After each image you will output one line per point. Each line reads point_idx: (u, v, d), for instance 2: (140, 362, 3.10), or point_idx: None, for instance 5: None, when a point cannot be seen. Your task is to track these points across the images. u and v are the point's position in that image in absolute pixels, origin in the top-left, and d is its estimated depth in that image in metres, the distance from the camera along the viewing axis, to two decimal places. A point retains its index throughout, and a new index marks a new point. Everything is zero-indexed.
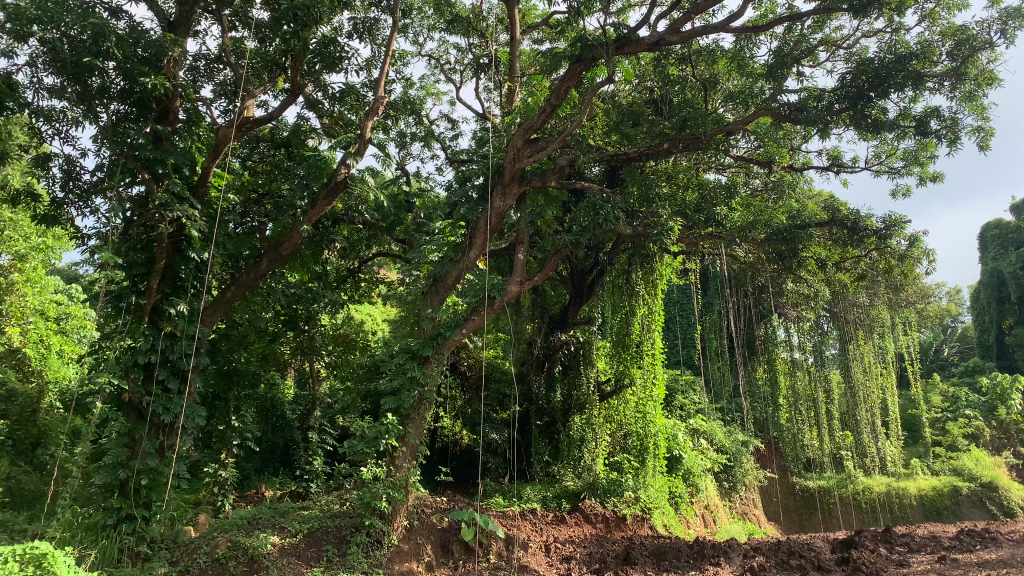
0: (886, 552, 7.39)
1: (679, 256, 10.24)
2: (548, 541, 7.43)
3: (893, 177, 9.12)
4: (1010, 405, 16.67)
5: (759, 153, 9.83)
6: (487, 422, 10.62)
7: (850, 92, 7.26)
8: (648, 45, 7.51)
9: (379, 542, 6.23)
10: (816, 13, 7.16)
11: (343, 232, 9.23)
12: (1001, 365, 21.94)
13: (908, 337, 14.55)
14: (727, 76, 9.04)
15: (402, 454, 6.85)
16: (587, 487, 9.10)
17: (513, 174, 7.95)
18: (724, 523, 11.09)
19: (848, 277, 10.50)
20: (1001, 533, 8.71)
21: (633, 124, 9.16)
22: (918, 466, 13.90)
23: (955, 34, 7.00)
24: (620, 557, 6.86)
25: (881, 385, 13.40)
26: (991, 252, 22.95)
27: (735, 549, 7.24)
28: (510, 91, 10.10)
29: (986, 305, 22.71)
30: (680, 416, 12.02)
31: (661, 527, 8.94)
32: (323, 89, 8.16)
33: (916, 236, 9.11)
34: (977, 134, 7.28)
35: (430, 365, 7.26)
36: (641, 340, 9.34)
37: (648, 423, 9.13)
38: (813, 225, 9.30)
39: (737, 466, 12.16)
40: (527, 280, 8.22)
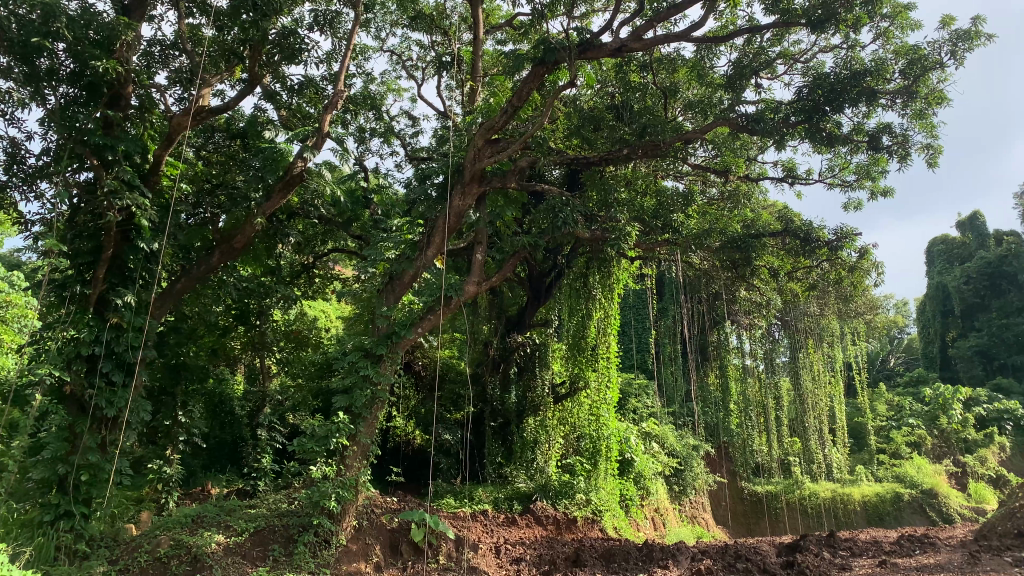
0: (830, 556, 7.52)
1: (636, 260, 10.30)
2: (499, 543, 7.39)
3: (846, 190, 9.32)
4: (950, 414, 17.15)
5: (717, 161, 9.94)
6: (440, 422, 10.56)
7: (806, 105, 7.36)
8: (610, 51, 7.57)
9: (327, 542, 6.14)
10: (775, 27, 7.28)
11: (298, 227, 9.10)
12: (943, 376, 22.57)
13: (855, 346, 14.88)
14: (687, 84, 9.11)
15: (353, 454, 6.77)
16: (538, 489, 9.09)
17: (473, 173, 7.93)
18: (674, 527, 11.18)
19: (799, 287, 10.70)
20: (940, 538, 8.95)
21: (594, 128, 9.16)
22: (862, 473, 14.22)
23: (907, 53, 7.19)
24: (570, 560, 6.87)
25: (829, 393, 13.66)
26: (936, 267, 23.75)
27: (684, 551, 7.30)
28: (472, 90, 10.06)
29: (931, 317, 23.32)
30: (633, 420, 12.09)
31: (611, 529, 9.03)
32: (282, 81, 8.05)
33: (866, 248, 9.32)
34: (927, 151, 7.48)
35: (384, 364, 7.19)
36: (597, 343, 9.39)
37: (601, 426, 9.19)
38: (767, 234, 9.47)
39: (687, 470, 12.31)
40: (483, 281, 8.21)
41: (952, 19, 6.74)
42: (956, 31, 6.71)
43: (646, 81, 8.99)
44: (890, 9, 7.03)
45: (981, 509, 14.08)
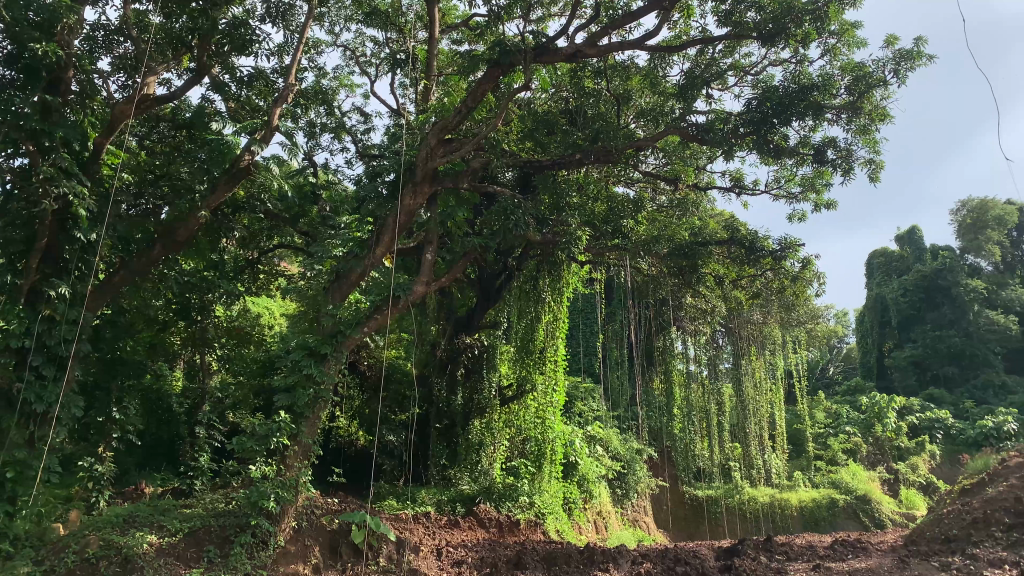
0: (766, 560, 7.66)
1: (586, 265, 10.35)
2: (441, 545, 7.33)
3: (791, 201, 9.53)
4: (884, 423, 17.66)
5: (667, 169, 10.04)
6: (385, 423, 10.44)
7: (755, 117, 7.47)
8: (565, 56, 7.60)
9: (265, 543, 6.02)
10: (727, 38, 7.39)
11: (243, 221, 8.91)
12: (879, 386, 23.25)
13: (796, 355, 15.20)
14: (640, 93, 9.13)
15: (293, 454, 6.64)
16: (482, 491, 9.06)
17: (425, 173, 7.89)
18: (616, 530, 11.25)
19: (743, 295, 10.88)
20: (871, 544, 9.19)
21: (548, 132, 9.33)
22: (799, 479, 14.53)
23: (853, 70, 7.37)
24: (512, 562, 6.84)
25: (770, 400, 13.92)
26: (876, 279, 24.44)
27: (625, 554, 7.34)
28: (426, 89, 10.00)
29: (869, 328, 23.99)
30: (577, 424, 12.14)
31: (553, 532, 9.03)
32: (231, 72, 7.86)
33: (808, 259, 9.55)
34: (869, 166, 7.68)
35: (329, 363, 7.08)
36: (545, 346, 9.39)
37: (547, 429, 9.22)
38: (714, 242, 9.61)
39: (630, 474, 12.39)
40: (432, 282, 8.16)
41: (895, 38, 6.93)
42: (900, 50, 6.91)
43: (600, 87, 9.06)
44: (838, 26, 7.19)
45: (911, 515, 14.51)
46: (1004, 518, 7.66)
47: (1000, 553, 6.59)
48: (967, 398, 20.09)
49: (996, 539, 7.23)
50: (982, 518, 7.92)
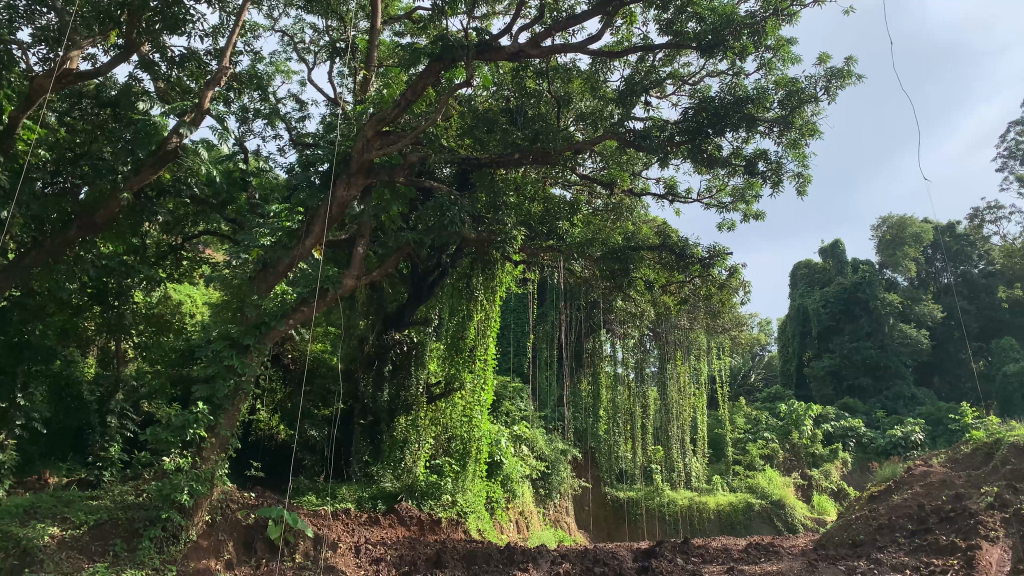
0: (682, 562, 7.79)
1: (519, 265, 10.35)
2: (359, 542, 7.23)
3: (721, 211, 9.74)
4: (801, 430, 18.23)
5: (603, 174, 10.10)
6: (308, 418, 10.25)
7: (690, 126, 7.63)
8: (508, 55, 7.57)
9: (176, 537, 5.84)
10: (667, 47, 7.49)
11: (168, 205, 8.65)
12: (798, 394, 23.96)
13: (721, 361, 15.51)
14: (580, 96, 9.05)
15: (210, 446, 6.43)
16: (404, 489, 8.96)
17: (361, 165, 7.72)
18: (537, 530, 11.30)
19: (671, 300, 11.05)
20: (783, 547, 9.43)
21: (488, 129, 9.23)
22: (718, 483, 14.87)
23: (787, 85, 7.51)
24: (431, 561, 6.79)
25: (694, 404, 14.17)
26: (799, 289, 25.10)
27: (545, 555, 7.34)
28: (365, 79, 9.84)
29: (791, 337, 24.69)
30: (504, 423, 12.16)
31: (474, 531, 9.06)
32: (162, 51, 7.59)
33: (735, 267, 9.79)
34: (797, 180, 7.89)
35: (251, 355, 6.91)
36: (475, 345, 9.50)
37: (473, 427, 9.45)
38: (645, 248, 9.76)
39: (554, 474, 12.45)
40: (363, 275, 8.05)
41: (828, 57, 7.10)
42: (831, 68, 7.10)
43: (541, 88, 9.01)
44: (774, 41, 7.33)
45: (822, 520, 15.00)
46: (907, 524, 7.99)
47: (901, 557, 6.84)
48: (880, 407, 20.88)
49: (898, 545, 7.49)
50: (887, 525, 8.24)
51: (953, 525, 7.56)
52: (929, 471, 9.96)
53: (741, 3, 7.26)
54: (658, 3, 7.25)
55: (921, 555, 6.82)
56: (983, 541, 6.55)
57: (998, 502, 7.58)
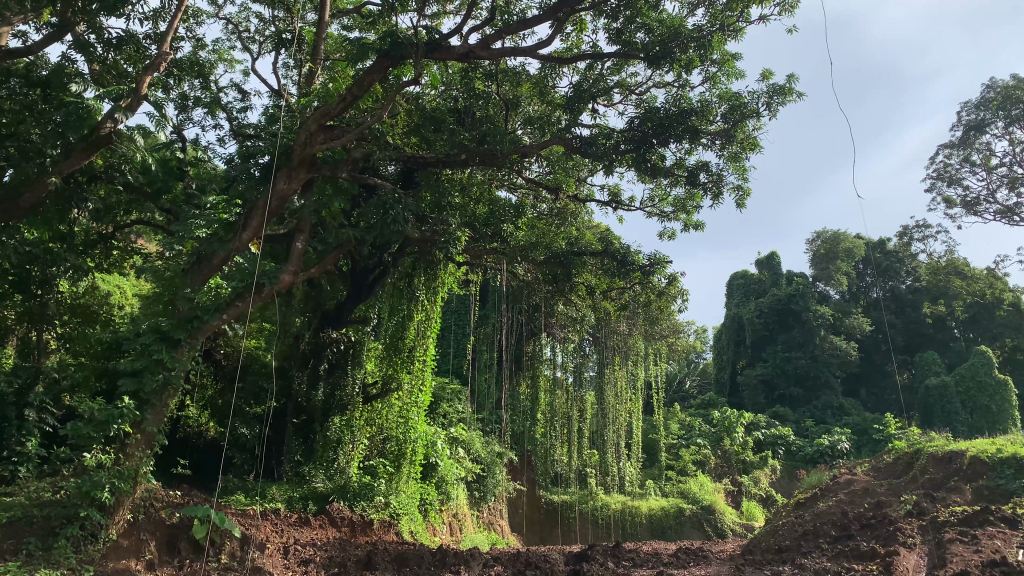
0: (614, 565, 7.84)
1: (462, 266, 10.31)
2: (288, 543, 7.09)
3: (662, 219, 9.88)
4: (733, 437, 18.59)
5: (549, 178, 10.13)
6: (239, 415, 10.03)
7: (636, 135, 7.71)
8: (457, 55, 7.54)
9: (94, 536, 5.64)
10: (616, 56, 7.57)
11: (99, 192, 8.36)
12: (730, 402, 24.49)
13: (658, 367, 15.68)
14: (529, 100, 9.13)
15: (135, 442, 6.21)
16: (337, 490, 8.79)
17: (302, 158, 7.60)
18: (469, 533, 11.24)
19: (611, 306, 11.14)
20: (712, 552, 9.58)
21: (434, 129, 9.17)
22: (651, 488, 15.05)
23: (730, 99, 7.63)
24: (361, 563, 6.68)
25: (631, 409, 14.29)
26: (735, 298, 25.64)
27: (477, 557, 7.29)
28: (311, 72, 9.69)
29: (725, 346, 25.19)
30: (441, 424, 12.07)
31: (406, 533, 9.00)
32: (98, 32, 7.35)
33: (674, 276, 9.92)
34: (736, 192, 8.07)
35: (181, 349, 6.74)
36: (414, 345, 9.41)
37: (408, 428, 9.33)
38: (588, 253, 9.84)
39: (489, 477, 12.42)
40: (301, 271, 7.94)
41: (770, 73, 7.29)
42: (773, 85, 7.26)
43: (489, 90, 8.96)
44: (719, 55, 7.46)
45: (750, 526, 15.31)
46: (831, 530, 8.19)
47: (824, 563, 7.00)
48: (809, 417, 21.49)
49: (822, 550, 7.67)
50: (812, 530, 8.44)
51: (874, 531, 7.78)
52: (854, 479, 10.26)
53: (689, 17, 7.39)
54: (608, 12, 7.31)
55: (842, 560, 6.99)
56: (901, 547, 6.74)
57: (916, 510, 7.85)
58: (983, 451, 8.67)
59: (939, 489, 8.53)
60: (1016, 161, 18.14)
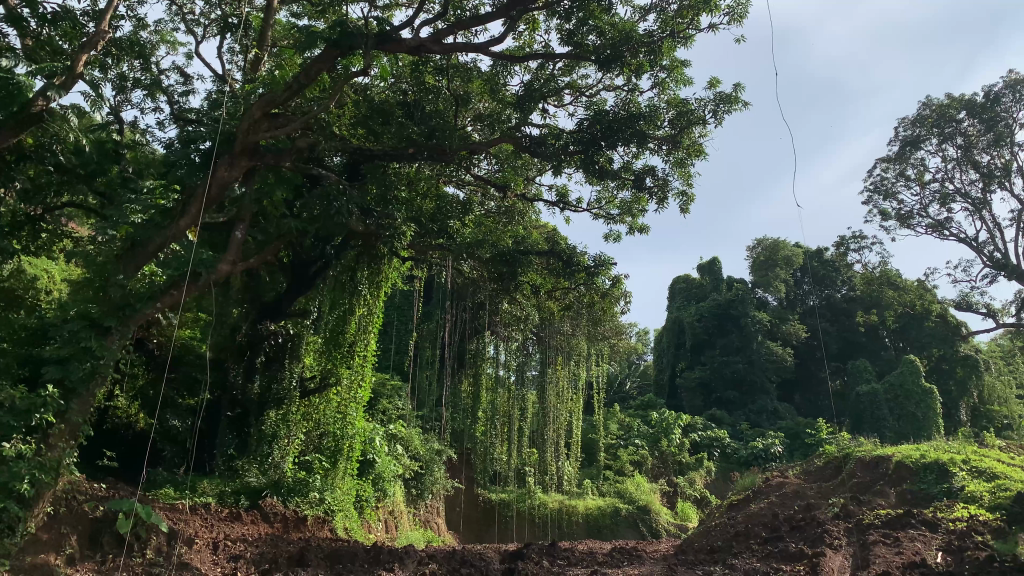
0: (548, 564, 7.87)
1: (407, 261, 10.23)
2: (217, 538, 6.91)
3: (608, 222, 9.95)
4: (670, 438, 18.90)
5: (498, 176, 10.11)
6: (171, 407, 9.76)
7: (585, 137, 7.74)
8: (408, 49, 7.47)
9: (12, 529, 5.33)
10: (567, 57, 7.58)
11: (28, 171, 8.00)
12: (669, 404, 24.73)
13: (599, 367, 15.79)
14: (479, 96, 8.98)
15: (58, 433, 5.96)
16: (270, 485, 8.62)
17: (245, 146, 7.44)
18: (405, 530, 11.16)
19: (555, 307, 11.19)
20: (645, 552, 9.71)
21: (382, 122, 8.98)
22: (588, 487, 15.17)
23: (678, 105, 7.72)
24: (293, 559, 6.57)
25: (572, 409, 14.34)
26: (676, 302, 25.97)
27: (412, 554, 7.22)
28: (257, 59, 9.48)
29: (665, 349, 25.37)
30: (379, 421, 11.94)
31: (341, 529, 8.96)
32: (32, 5, 7.04)
33: (618, 278, 10.02)
34: (681, 198, 8.19)
35: (112, 337, 6.55)
36: (355, 340, 9.29)
37: (346, 424, 9.18)
38: (534, 253, 9.86)
39: (427, 475, 12.35)
40: (239, 260, 7.78)
41: (717, 82, 7.40)
42: (720, 93, 7.38)
43: (440, 85, 8.88)
44: (669, 62, 7.54)
45: (683, 526, 15.56)
46: (761, 532, 8.36)
47: (754, 563, 7.14)
48: (744, 420, 21.98)
49: (752, 551, 7.81)
50: (743, 532, 8.61)
51: (802, 533, 7.97)
52: (785, 482, 10.50)
53: (640, 21, 7.45)
54: (561, 13, 7.33)
55: (771, 561, 7.13)
56: (827, 548, 6.91)
57: (843, 512, 8.05)
58: (908, 456, 8.96)
59: (865, 492, 8.78)
60: (947, 177, 18.84)
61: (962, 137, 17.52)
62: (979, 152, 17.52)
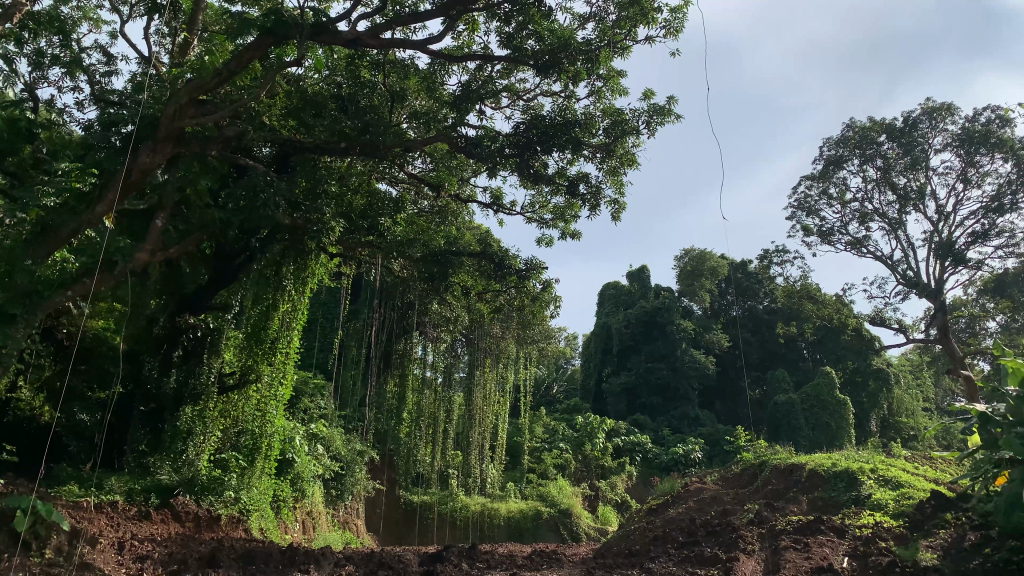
0: (467, 567, 7.81)
1: (335, 258, 10.05)
2: (124, 538, 6.62)
3: (541, 226, 9.98)
4: (594, 443, 19.13)
5: (431, 175, 10.02)
6: (79, 400, 9.30)
7: (520, 141, 7.72)
8: (344, 42, 7.33)
9: None
10: (506, 60, 7.56)
11: None
12: (594, 408, 24.90)
13: (527, 370, 15.81)
14: (416, 94, 8.97)
15: None
16: (183, 483, 8.31)
17: (170, 132, 7.11)
18: (323, 532, 10.93)
19: (485, 309, 11.17)
20: (565, 555, 9.75)
21: (315, 114, 8.81)
22: (511, 491, 15.17)
23: (613, 114, 7.84)
24: (204, 560, 6.32)
25: (498, 412, 14.31)
26: (605, 308, 26.19)
27: (329, 556, 7.05)
28: (185, 42, 9.14)
29: (593, 353, 25.59)
30: (300, 420, 11.66)
31: (257, 529, 8.71)
32: None
33: (549, 282, 10.06)
34: (613, 206, 8.29)
35: (17, 326, 6.42)
36: (278, 337, 9.12)
37: (265, 422, 9.01)
38: (466, 254, 9.82)
39: (347, 475, 12.14)
40: (159, 249, 7.55)
41: (652, 93, 7.53)
42: (654, 104, 7.51)
43: (375, 79, 8.74)
44: (606, 71, 7.62)
45: (603, 530, 15.70)
46: (678, 536, 8.48)
47: (670, 567, 7.22)
48: (666, 425, 22.35)
49: (669, 555, 7.90)
50: (660, 536, 8.72)
51: (717, 538, 8.11)
52: (702, 488, 10.71)
53: (579, 29, 7.50)
54: (501, 16, 7.30)
55: (687, 566, 7.22)
56: (741, 553, 7.05)
57: (757, 518, 8.25)
58: (820, 465, 9.27)
59: (779, 498, 9.01)
60: (867, 197, 19.57)
61: (882, 159, 18.24)
62: (897, 174, 18.25)
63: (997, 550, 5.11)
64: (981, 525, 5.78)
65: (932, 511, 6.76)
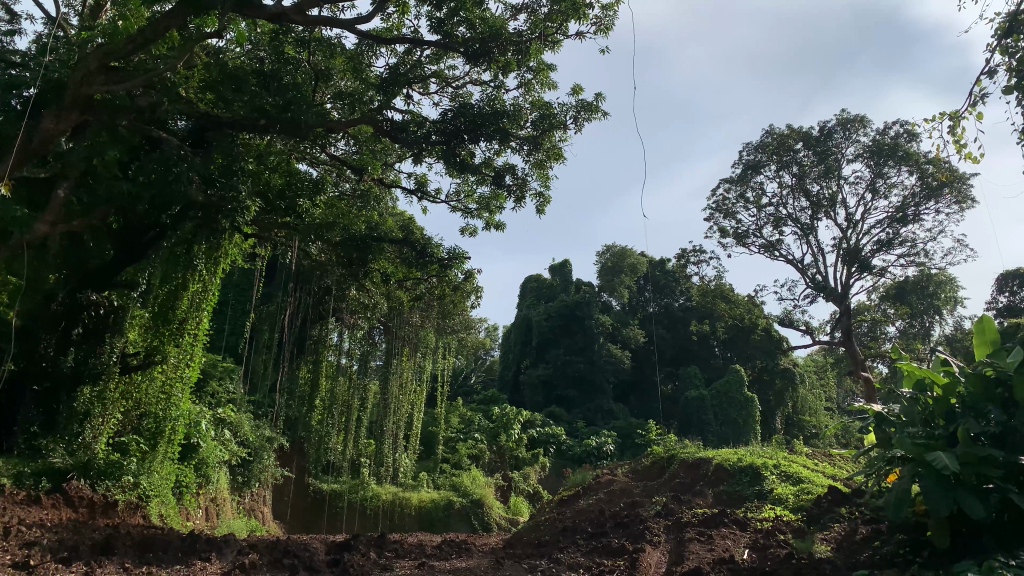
0: (376, 556, 7.68)
1: (250, 239, 9.72)
2: (9, 523, 6.27)
3: (465, 215, 9.92)
4: (510, 434, 19.21)
5: (354, 157, 9.79)
6: None
7: (448, 128, 7.62)
8: (269, 15, 7.08)
9: None
10: (435, 45, 7.45)
11: None
12: (510, 400, 25.02)
13: (445, 360, 15.69)
14: (341, 74, 8.76)
15: None
16: (77, 466, 7.92)
17: (77, 98, 6.78)
18: (227, 519, 10.65)
19: (406, 296, 11.03)
20: (474, 545, 9.75)
21: (235, 88, 8.29)
22: (424, 480, 15.06)
23: (542, 107, 7.83)
24: (97, 547, 6.03)
25: (414, 401, 14.17)
26: (527, 300, 26.32)
27: (232, 544, 6.82)
28: (97, 4, 8.62)
29: (512, 345, 25.69)
30: (207, 404, 11.26)
31: (156, 516, 8.42)
32: None
33: (471, 272, 10.02)
34: (538, 198, 8.30)
35: None
36: (187, 317, 8.76)
37: (170, 405, 8.66)
38: (386, 241, 9.67)
39: (255, 462, 11.85)
40: (59, 221, 7.21)
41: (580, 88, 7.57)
42: (582, 100, 7.55)
43: (300, 57, 8.50)
44: (536, 63, 7.61)
45: (514, 520, 15.77)
46: (587, 527, 8.59)
47: (577, 558, 7.30)
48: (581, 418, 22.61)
49: (577, 546, 7.99)
50: (570, 527, 8.81)
51: (625, 529, 8.26)
52: (613, 480, 10.88)
53: (511, 20, 7.47)
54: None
55: (594, 556, 7.32)
56: (646, 544, 7.20)
57: (664, 510, 8.44)
58: (726, 460, 9.54)
59: (685, 491, 9.21)
60: (782, 203, 20.22)
61: (798, 166, 18.86)
62: (811, 181, 18.91)
63: (885, 544, 5.34)
64: (871, 519, 6.06)
65: (828, 506, 7.03)
